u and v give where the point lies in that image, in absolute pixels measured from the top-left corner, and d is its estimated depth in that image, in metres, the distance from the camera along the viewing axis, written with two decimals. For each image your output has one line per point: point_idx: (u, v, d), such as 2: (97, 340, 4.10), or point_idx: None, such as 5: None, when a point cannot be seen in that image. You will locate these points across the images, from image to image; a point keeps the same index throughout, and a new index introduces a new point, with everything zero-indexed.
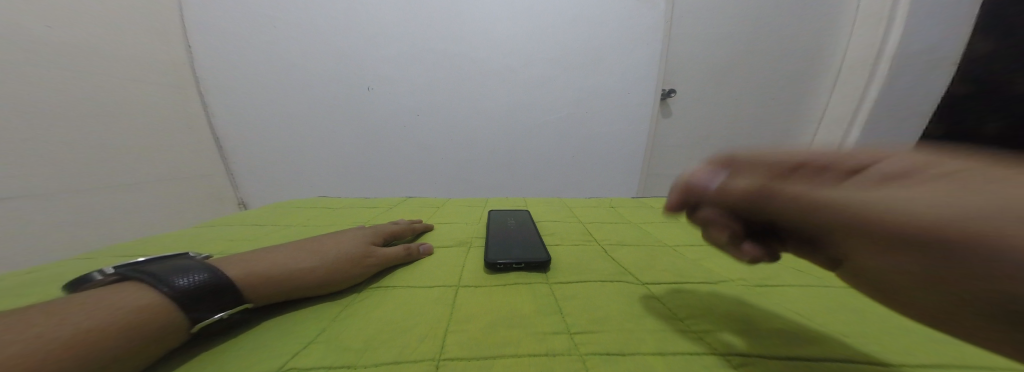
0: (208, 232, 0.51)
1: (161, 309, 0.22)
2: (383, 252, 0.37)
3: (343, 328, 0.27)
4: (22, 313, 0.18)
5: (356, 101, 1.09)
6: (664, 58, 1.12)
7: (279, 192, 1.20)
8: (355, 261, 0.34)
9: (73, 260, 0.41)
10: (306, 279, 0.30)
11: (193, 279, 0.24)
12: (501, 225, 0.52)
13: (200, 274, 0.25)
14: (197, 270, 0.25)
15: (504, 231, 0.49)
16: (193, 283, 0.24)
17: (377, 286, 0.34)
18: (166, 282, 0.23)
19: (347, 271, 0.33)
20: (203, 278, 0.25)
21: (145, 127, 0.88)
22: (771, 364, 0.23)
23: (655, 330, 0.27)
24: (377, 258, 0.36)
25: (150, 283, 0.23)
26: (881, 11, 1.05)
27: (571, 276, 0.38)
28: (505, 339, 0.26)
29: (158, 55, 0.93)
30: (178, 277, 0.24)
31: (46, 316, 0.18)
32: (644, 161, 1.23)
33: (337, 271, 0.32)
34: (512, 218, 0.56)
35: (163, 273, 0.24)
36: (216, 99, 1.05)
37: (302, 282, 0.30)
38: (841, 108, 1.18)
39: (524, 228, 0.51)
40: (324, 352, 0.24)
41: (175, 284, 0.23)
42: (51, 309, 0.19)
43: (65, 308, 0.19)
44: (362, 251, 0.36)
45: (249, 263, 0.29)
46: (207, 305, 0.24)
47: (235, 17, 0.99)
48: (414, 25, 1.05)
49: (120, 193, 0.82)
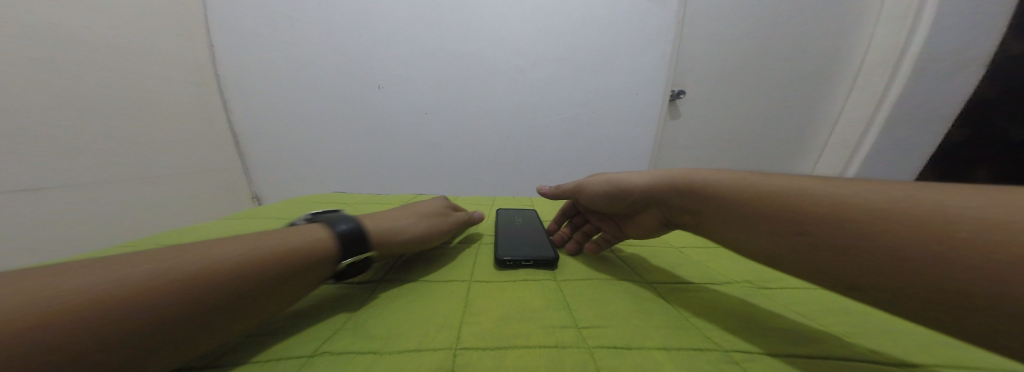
0: (236, 224, 0.55)
1: (161, 293, 0.20)
2: (452, 221, 0.46)
3: (370, 316, 0.29)
4: (152, 254, 0.23)
5: (367, 99, 1.12)
6: (675, 58, 1.11)
7: (292, 187, 1.24)
8: (436, 227, 0.43)
9: (127, 245, 0.45)
10: (407, 240, 0.39)
11: (346, 227, 0.34)
12: (510, 223, 0.54)
13: (350, 224, 0.34)
14: (349, 222, 0.34)
15: (516, 229, 0.51)
16: (345, 229, 0.33)
17: (398, 279, 0.37)
18: (332, 226, 0.33)
19: (431, 234, 0.42)
20: (352, 226, 0.34)
21: (175, 122, 0.94)
22: (769, 360, 0.25)
23: (660, 326, 0.28)
24: (448, 226, 0.45)
25: (322, 226, 0.33)
26: (906, 12, 1.04)
27: (579, 273, 0.40)
28: (516, 331, 0.27)
29: (186, 55, 0.97)
30: (337, 225, 0.33)
31: (151, 261, 0.22)
32: (651, 163, 1.22)
33: (426, 233, 0.41)
34: (520, 216, 0.58)
35: (331, 221, 0.34)
36: (236, 96, 1.09)
37: (405, 243, 0.38)
38: (858, 111, 1.16)
39: (534, 226, 0.53)
40: (352, 339, 0.26)
41: (337, 229, 0.33)
42: (168, 253, 0.23)
43: (174, 255, 0.23)
44: (439, 219, 0.44)
45: (378, 218, 0.38)
46: (352, 247, 0.33)
47: (255, 16, 1.02)
48: (424, 25, 1.06)
49: (157, 186, 0.87)
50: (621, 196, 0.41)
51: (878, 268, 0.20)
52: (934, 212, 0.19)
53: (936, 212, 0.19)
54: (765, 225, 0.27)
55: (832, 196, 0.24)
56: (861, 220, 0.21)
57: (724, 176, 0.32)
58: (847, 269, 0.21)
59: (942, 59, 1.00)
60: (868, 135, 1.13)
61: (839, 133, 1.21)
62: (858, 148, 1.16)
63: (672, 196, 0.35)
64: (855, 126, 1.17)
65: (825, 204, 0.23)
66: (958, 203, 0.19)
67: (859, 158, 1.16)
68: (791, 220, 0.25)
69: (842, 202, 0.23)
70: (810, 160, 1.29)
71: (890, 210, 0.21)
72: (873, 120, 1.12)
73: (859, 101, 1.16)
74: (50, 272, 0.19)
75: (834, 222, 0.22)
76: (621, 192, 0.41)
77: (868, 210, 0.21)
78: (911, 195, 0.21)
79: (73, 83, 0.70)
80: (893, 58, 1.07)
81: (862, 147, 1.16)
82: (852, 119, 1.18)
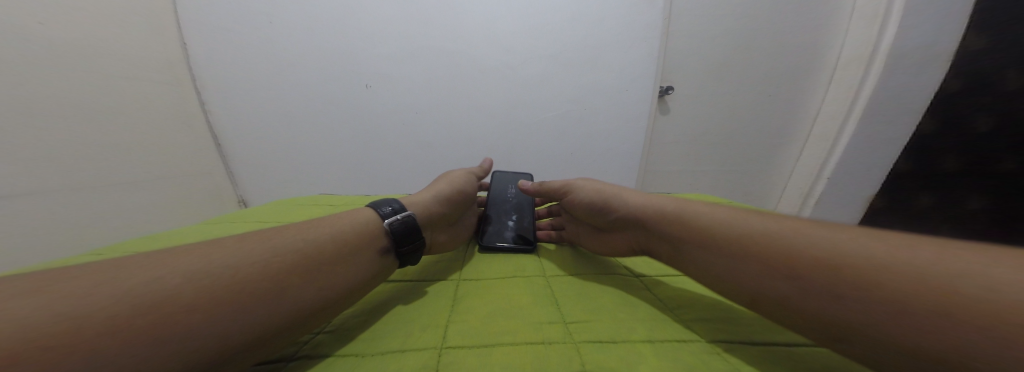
0: (222, 228, 0.55)
1: (196, 315, 0.20)
2: (462, 179, 0.53)
3: (366, 327, 0.29)
4: (220, 254, 0.25)
5: (355, 98, 1.10)
6: (663, 54, 1.12)
7: (280, 189, 1.21)
8: (454, 183, 0.50)
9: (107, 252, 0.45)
10: (441, 198, 0.46)
11: (390, 207, 0.39)
12: (502, 198, 0.61)
13: (393, 203, 0.40)
14: (392, 203, 0.40)
15: (506, 206, 0.59)
16: (390, 207, 0.39)
17: (401, 281, 0.38)
18: (380, 208, 0.38)
19: (458, 191, 0.49)
20: (394, 204, 0.40)
21: (145, 124, 0.91)
22: (747, 349, 0.26)
23: (647, 320, 0.30)
24: (462, 182, 0.52)
25: (371, 208, 0.38)
26: (878, 8, 1.07)
27: (565, 270, 0.41)
28: (503, 329, 0.27)
29: (156, 54, 0.95)
30: (384, 206, 0.39)
31: (212, 269, 0.23)
32: (643, 159, 1.24)
33: (452, 190, 0.48)
34: (514, 187, 0.65)
35: (377, 205, 0.39)
36: (215, 97, 1.06)
37: (442, 202, 0.45)
38: (836, 105, 1.20)
39: (523, 203, 0.60)
40: (340, 345, 0.27)
41: (384, 209, 0.38)
42: (230, 257, 0.25)
43: (232, 261, 0.24)
44: (450, 179, 0.51)
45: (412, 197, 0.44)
46: (398, 216, 0.38)
47: (233, 14, 0.98)
48: (413, 22, 1.05)
49: (121, 191, 0.85)
50: (608, 212, 0.45)
51: (867, 320, 0.21)
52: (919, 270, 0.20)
53: (940, 275, 0.20)
54: (752, 262, 0.28)
55: (827, 242, 0.25)
56: (850, 270, 0.22)
57: (725, 214, 0.33)
58: (829, 315, 0.22)
59: (912, 54, 1.04)
60: (846, 128, 1.18)
61: (819, 127, 1.25)
62: (837, 141, 1.20)
63: (657, 223, 0.38)
64: (835, 120, 1.21)
65: (815, 249, 0.25)
66: (950, 262, 0.20)
67: (838, 151, 1.20)
68: (779, 263, 0.26)
69: (834, 248, 0.24)
70: (793, 154, 1.33)
71: (890, 268, 0.21)
72: (851, 114, 1.16)
73: (836, 96, 1.20)
74: (109, 269, 0.21)
75: (823, 267, 0.24)
76: (610, 206, 0.44)
77: (863, 266, 0.22)
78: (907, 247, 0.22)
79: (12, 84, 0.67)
80: (867, 53, 1.11)
81: (840, 140, 1.19)
82: (831, 113, 1.22)
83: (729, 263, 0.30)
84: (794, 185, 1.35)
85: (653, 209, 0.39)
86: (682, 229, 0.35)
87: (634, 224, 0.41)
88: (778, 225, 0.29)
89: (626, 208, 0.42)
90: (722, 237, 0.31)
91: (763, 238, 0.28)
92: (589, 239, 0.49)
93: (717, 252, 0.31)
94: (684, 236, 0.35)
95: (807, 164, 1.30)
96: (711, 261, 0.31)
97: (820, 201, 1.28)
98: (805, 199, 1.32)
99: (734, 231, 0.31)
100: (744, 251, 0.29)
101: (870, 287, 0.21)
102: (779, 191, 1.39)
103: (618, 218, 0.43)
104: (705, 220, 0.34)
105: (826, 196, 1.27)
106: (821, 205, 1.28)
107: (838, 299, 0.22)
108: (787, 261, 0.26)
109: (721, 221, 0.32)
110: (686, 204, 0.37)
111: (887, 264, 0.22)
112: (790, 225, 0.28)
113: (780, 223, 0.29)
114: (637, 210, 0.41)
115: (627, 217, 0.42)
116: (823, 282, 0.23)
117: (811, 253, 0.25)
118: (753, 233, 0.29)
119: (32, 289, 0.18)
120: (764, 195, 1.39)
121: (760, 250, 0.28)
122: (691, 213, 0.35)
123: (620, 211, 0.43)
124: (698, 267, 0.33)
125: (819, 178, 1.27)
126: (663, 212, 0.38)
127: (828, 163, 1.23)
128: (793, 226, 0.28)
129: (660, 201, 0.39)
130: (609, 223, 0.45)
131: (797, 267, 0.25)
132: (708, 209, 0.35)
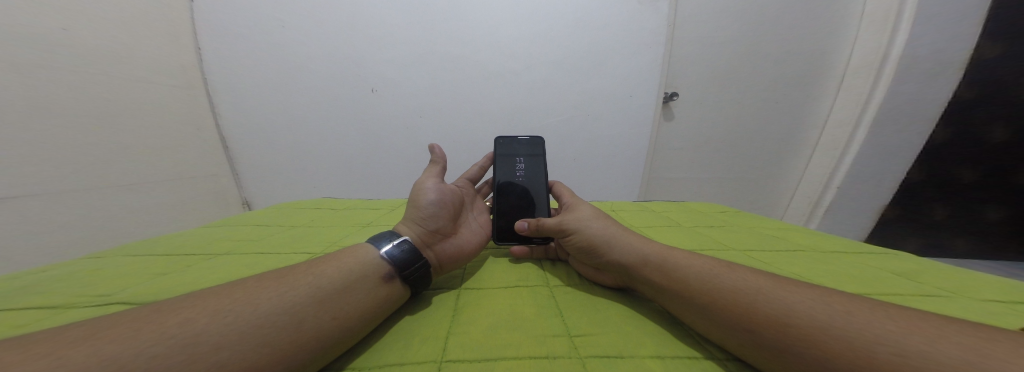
0: (216, 232, 0.55)
1: (226, 357, 0.21)
2: (432, 184, 0.47)
3: (368, 343, 0.29)
4: (249, 295, 0.25)
5: (358, 102, 1.10)
6: (666, 61, 1.11)
7: (283, 191, 1.22)
8: (424, 195, 0.44)
9: (96, 257, 0.44)
10: (419, 218, 0.42)
11: (389, 237, 0.38)
12: (510, 177, 0.56)
13: (392, 234, 0.38)
14: (391, 232, 0.39)
15: (514, 189, 0.54)
16: (389, 238, 0.37)
17: (415, 299, 0.37)
18: (379, 240, 0.37)
19: (438, 200, 0.44)
20: (392, 234, 0.38)
21: (156, 125, 0.92)
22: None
23: (654, 335, 0.29)
24: (436, 187, 0.46)
25: (370, 240, 0.37)
26: (888, 15, 1.06)
27: (568, 282, 0.40)
28: (504, 341, 0.27)
29: (170, 59, 0.96)
30: (383, 237, 0.37)
31: (245, 308, 0.24)
32: (645, 165, 1.22)
33: (427, 204, 0.43)
34: (523, 159, 0.58)
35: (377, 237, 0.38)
36: (223, 99, 1.07)
37: (424, 221, 0.42)
38: (844, 113, 1.18)
39: (535, 182, 0.55)
40: (350, 359, 0.27)
41: (382, 240, 0.37)
42: (257, 297, 0.25)
43: (259, 300, 0.25)
44: (419, 192, 0.45)
45: (402, 225, 0.41)
46: (393, 244, 0.36)
47: (243, 20, 1.00)
48: (417, 28, 1.06)
49: (130, 193, 0.86)
50: (600, 255, 0.39)
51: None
52: (875, 332, 0.21)
53: (923, 335, 0.20)
54: (747, 310, 0.26)
55: (782, 301, 0.26)
56: (839, 330, 0.22)
57: (714, 265, 0.32)
58: (806, 365, 0.23)
59: (922, 62, 1.02)
60: (855, 137, 1.15)
61: (827, 135, 1.23)
62: (846, 150, 1.18)
63: (649, 269, 0.34)
64: (843, 128, 1.18)
65: (808, 308, 0.24)
66: (895, 321, 0.22)
67: (848, 160, 1.17)
68: (773, 311, 0.25)
69: (805, 308, 0.24)
70: (801, 162, 1.30)
71: (878, 332, 0.21)
72: (860, 122, 1.14)
73: (845, 103, 1.18)
74: (149, 316, 0.22)
75: (817, 326, 0.23)
76: (602, 250, 0.39)
77: (853, 327, 0.22)
78: (849, 311, 0.23)
79: (18, 84, 0.67)
80: (876, 60, 1.09)
81: (850, 148, 1.17)
82: (838, 121, 1.20)
83: (728, 301, 0.28)
84: (802, 193, 1.32)
85: (645, 257, 0.35)
86: (673, 276, 0.32)
87: (626, 270, 0.37)
88: (766, 281, 0.28)
89: (617, 253, 0.37)
90: (718, 280, 0.30)
91: (758, 289, 0.28)
92: (586, 271, 0.42)
93: (718, 288, 0.29)
94: (680, 277, 0.32)
95: (815, 173, 1.27)
96: (690, 302, 0.30)
97: (829, 211, 1.25)
98: (813, 208, 1.29)
99: (730, 280, 0.29)
100: (740, 294, 0.28)
101: (859, 349, 0.21)
102: (787, 200, 1.36)
103: (610, 263, 0.38)
104: (697, 266, 0.32)
105: (835, 206, 1.24)
106: (830, 215, 1.25)
107: (832, 354, 0.22)
108: (780, 309, 0.25)
109: (715, 271, 0.31)
110: (677, 252, 0.35)
111: (876, 326, 0.22)
112: (780, 280, 0.28)
113: (769, 281, 0.28)
114: (629, 259, 0.36)
115: (619, 262, 0.37)
116: (817, 335, 0.23)
117: (768, 308, 0.26)
118: (745, 283, 0.28)
119: (44, 348, 0.18)
120: (771, 203, 1.37)
121: (755, 295, 0.27)
122: (684, 261, 0.33)
123: (612, 255, 0.38)
124: (694, 310, 0.30)
125: (828, 187, 1.24)
126: (656, 257, 0.35)
127: (837, 171, 1.20)
128: (783, 281, 0.28)
129: (651, 248, 0.36)
130: (604, 264, 0.39)
131: (792, 316, 0.24)
132: (698, 258, 0.34)
